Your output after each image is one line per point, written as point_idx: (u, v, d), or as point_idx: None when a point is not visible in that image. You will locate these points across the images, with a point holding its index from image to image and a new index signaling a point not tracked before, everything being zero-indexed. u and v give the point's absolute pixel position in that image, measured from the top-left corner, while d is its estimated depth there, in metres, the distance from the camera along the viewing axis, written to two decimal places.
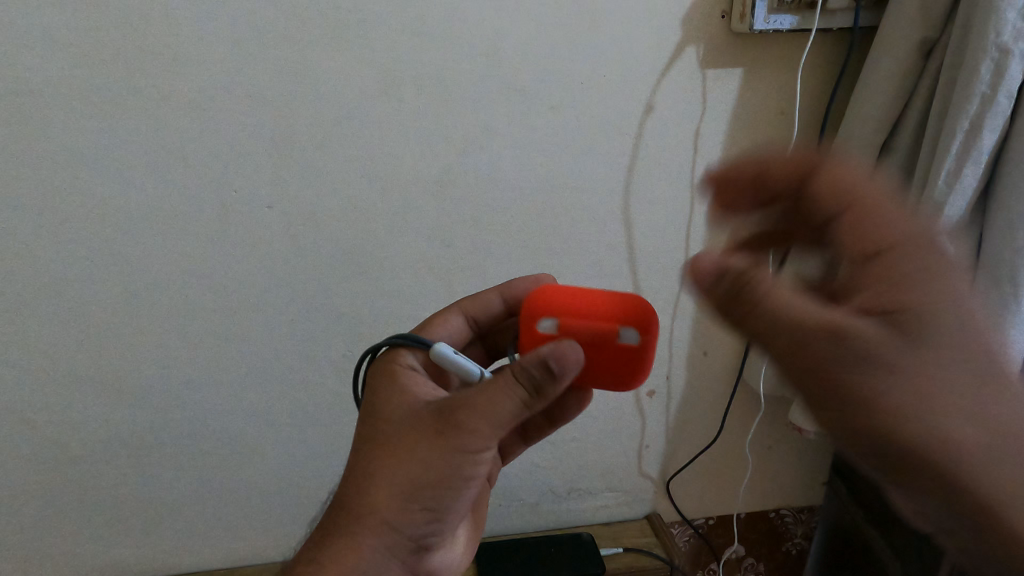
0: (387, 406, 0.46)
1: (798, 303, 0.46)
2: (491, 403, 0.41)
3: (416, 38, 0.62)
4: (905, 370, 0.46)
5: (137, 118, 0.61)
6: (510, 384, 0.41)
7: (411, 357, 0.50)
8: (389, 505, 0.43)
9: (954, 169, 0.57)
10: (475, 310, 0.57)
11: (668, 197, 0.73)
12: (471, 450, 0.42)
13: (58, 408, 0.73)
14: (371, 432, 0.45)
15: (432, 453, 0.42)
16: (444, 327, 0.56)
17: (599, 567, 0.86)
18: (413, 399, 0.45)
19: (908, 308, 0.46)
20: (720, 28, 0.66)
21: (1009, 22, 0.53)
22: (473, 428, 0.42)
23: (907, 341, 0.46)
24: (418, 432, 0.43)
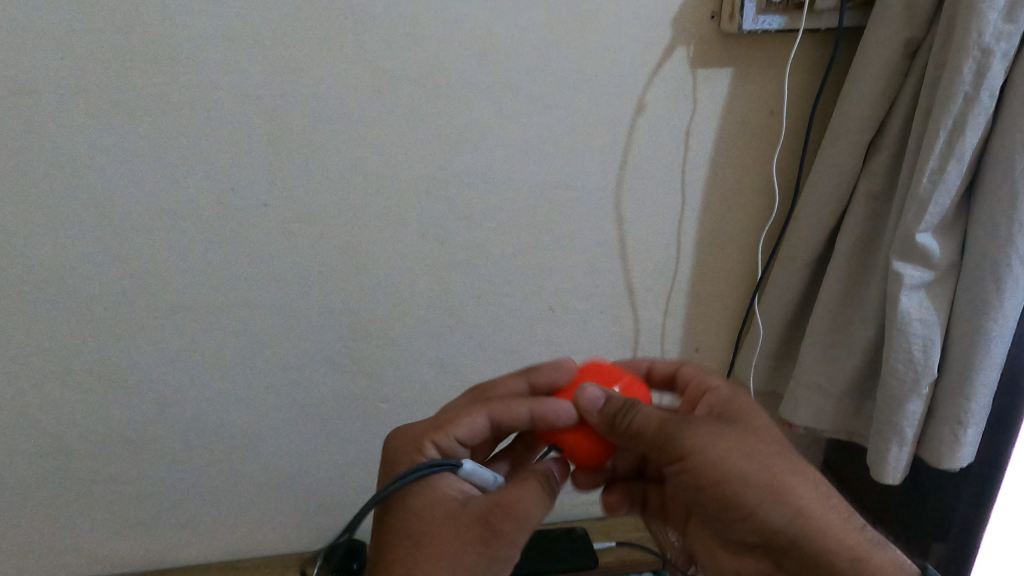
0: (427, 510, 0.49)
1: (652, 412, 0.50)
2: (522, 505, 0.49)
3: (410, 38, 0.63)
4: (766, 466, 0.49)
5: (134, 116, 0.62)
6: (538, 493, 0.50)
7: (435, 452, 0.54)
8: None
9: (938, 166, 0.58)
10: (498, 412, 0.55)
11: (659, 195, 0.74)
12: (504, 555, 0.48)
13: (59, 403, 0.74)
14: (410, 532, 0.48)
15: (474, 553, 0.47)
16: (469, 424, 0.56)
17: (591, 559, 0.87)
18: (449, 503, 0.49)
19: (746, 420, 0.52)
20: (709, 28, 0.66)
21: (990, 23, 0.54)
22: (514, 532, 0.48)
23: (758, 440, 0.50)
24: (461, 539, 0.47)
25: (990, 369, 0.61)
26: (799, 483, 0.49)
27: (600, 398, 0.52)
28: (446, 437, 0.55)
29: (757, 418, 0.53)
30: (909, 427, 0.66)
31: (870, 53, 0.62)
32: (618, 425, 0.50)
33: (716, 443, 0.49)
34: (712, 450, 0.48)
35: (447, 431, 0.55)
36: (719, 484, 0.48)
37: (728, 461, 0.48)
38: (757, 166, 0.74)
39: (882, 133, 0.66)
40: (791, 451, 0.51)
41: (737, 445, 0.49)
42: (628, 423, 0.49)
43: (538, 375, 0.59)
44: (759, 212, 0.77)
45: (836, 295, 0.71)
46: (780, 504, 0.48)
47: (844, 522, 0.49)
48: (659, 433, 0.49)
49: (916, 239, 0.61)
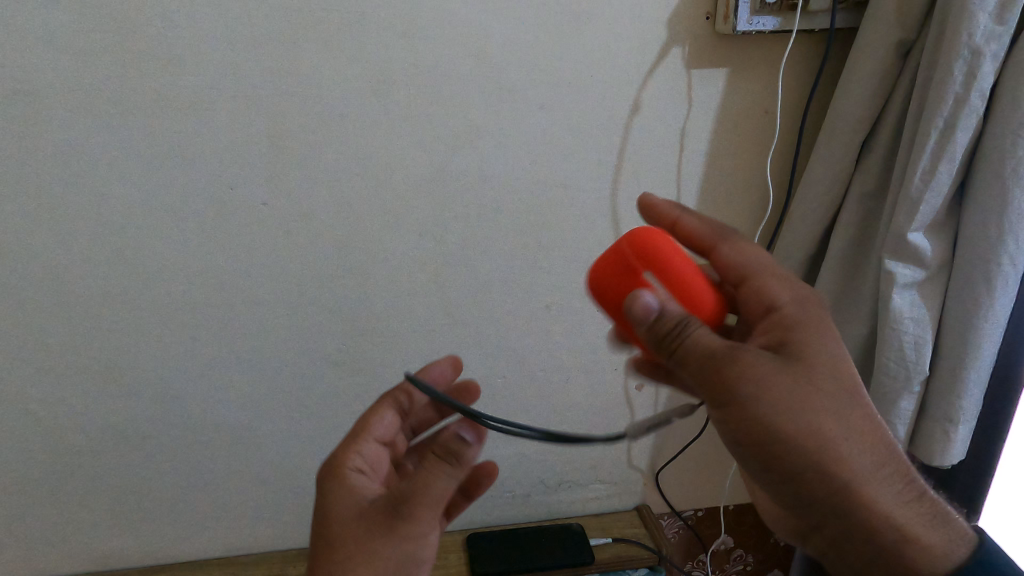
0: (334, 515, 0.46)
1: (709, 338, 0.42)
2: (421, 481, 0.44)
3: (407, 38, 0.63)
4: (822, 421, 0.42)
5: (133, 116, 0.62)
6: (436, 462, 0.44)
7: (357, 459, 0.50)
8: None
9: (929, 167, 0.59)
10: (400, 397, 0.56)
11: (654, 193, 0.75)
12: (419, 536, 0.44)
13: (62, 398, 0.75)
14: (323, 535, 0.46)
15: (389, 547, 0.44)
16: (379, 420, 0.54)
17: (588, 559, 0.88)
18: (357, 501, 0.47)
19: (814, 351, 0.44)
20: (704, 28, 0.67)
21: (981, 25, 0.54)
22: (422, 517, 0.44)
23: (820, 387, 0.42)
24: (366, 531, 0.44)
25: (980, 369, 0.62)
26: (853, 445, 0.42)
27: (655, 308, 0.42)
28: (362, 441, 0.52)
29: (828, 341, 0.44)
30: (901, 425, 0.67)
31: (864, 53, 0.63)
32: (666, 350, 0.43)
33: (771, 389, 0.42)
34: (761, 398, 0.41)
35: (360, 436, 0.52)
36: (762, 438, 0.42)
37: (780, 412, 0.42)
38: (752, 165, 0.75)
39: (875, 133, 0.66)
40: (857, 399, 0.43)
41: (793, 395, 0.42)
42: (678, 349, 0.42)
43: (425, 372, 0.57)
44: (754, 210, 0.77)
45: (830, 294, 0.71)
46: (825, 472, 0.42)
47: (892, 489, 0.44)
48: (712, 365, 0.42)
49: (908, 239, 0.61)
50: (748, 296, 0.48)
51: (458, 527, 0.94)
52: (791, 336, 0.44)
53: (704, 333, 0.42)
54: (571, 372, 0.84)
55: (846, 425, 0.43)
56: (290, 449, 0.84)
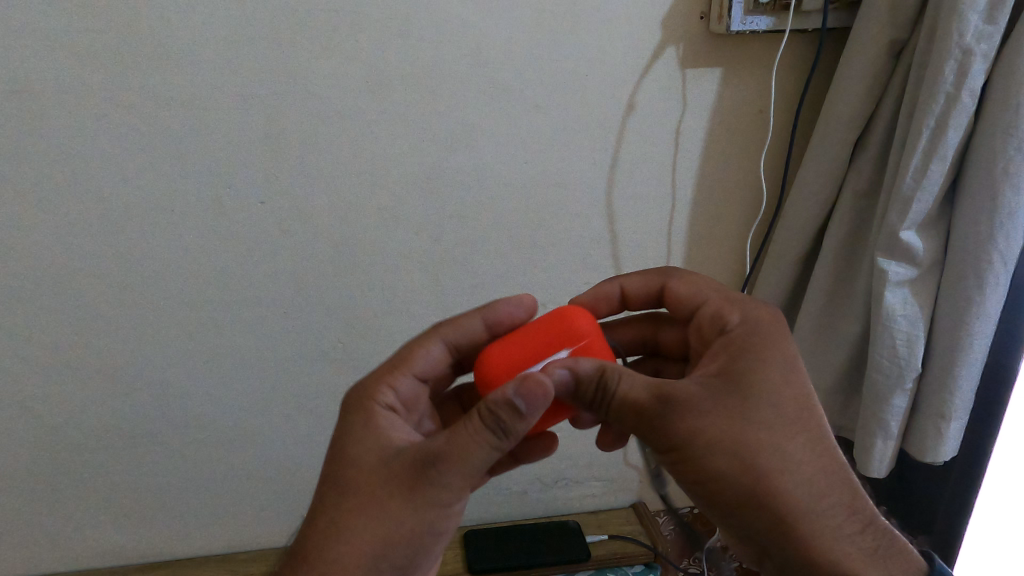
0: (357, 458, 0.47)
1: (637, 381, 0.45)
2: (457, 445, 0.44)
3: (404, 38, 0.64)
4: (756, 452, 0.43)
5: (132, 116, 0.63)
6: (481, 429, 0.44)
7: (390, 395, 0.54)
8: (359, 562, 0.44)
9: (921, 165, 0.59)
10: (451, 334, 0.57)
11: (650, 192, 0.75)
12: (442, 503, 0.44)
13: (62, 397, 0.76)
14: (342, 475, 0.47)
15: (409, 507, 0.44)
16: (425, 354, 0.57)
17: (584, 554, 0.88)
18: (385, 449, 0.48)
19: (752, 375, 0.45)
20: (699, 28, 0.67)
21: (972, 25, 0.54)
22: (447, 482, 0.44)
23: (754, 416, 0.44)
24: (387, 485, 0.45)
25: (973, 365, 0.63)
26: (793, 475, 0.43)
27: (569, 378, 0.45)
28: (401, 375, 0.56)
29: (765, 367, 0.46)
30: (894, 421, 0.67)
31: (856, 53, 0.63)
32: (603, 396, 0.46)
33: (704, 423, 0.43)
34: (693, 433, 0.43)
35: (402, 369, 0.56)
36: (700, 476, 0.44)
37: (711, 446, 0.43)
38: (746, 163, 0.75)
39: (868, 131, 0.67)
40: (799, 426, 0.44)
41: (721, 429, 0.43)
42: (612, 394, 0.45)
43: (493, 309, 0.57)
44: (748, 208, 0.78)
45: (823, 291, 0.72)
46: (764, 506, 0.43)
47: (842, 522, 0.43)
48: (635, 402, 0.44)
49: (900, 237, 0.62)
50: (703, 322, 0.53)
51: (455, 524, 0.94)
52: (729, 366, 0.46)
53: (634, 378, 0.45)
54: None
55: (784, 456, 0.43)
56: (289, 447, 0.84)
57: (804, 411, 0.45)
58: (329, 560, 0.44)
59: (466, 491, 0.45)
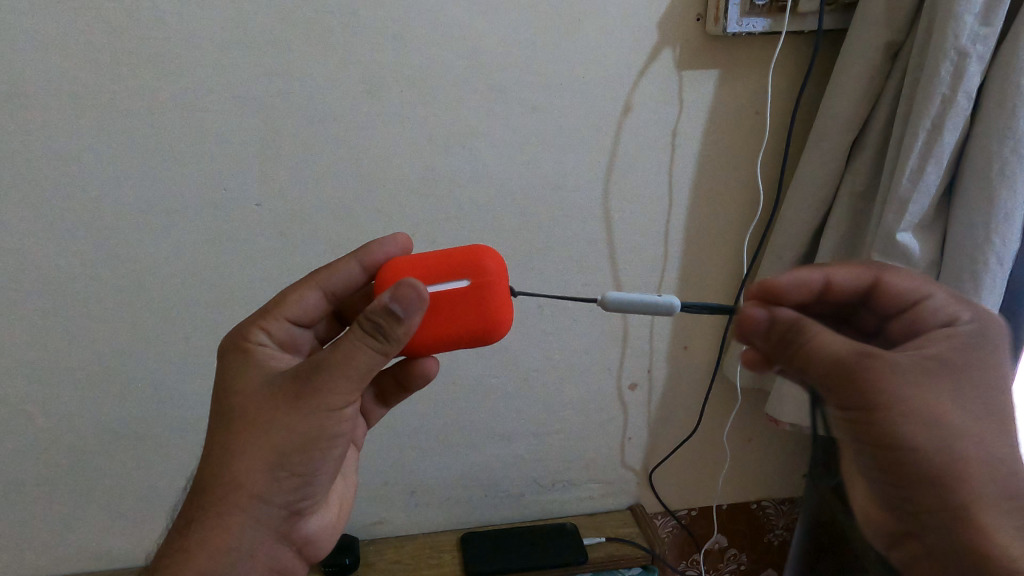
0: (242, 384, 0.50)
1: (838, 342, 0.42)
2: (338, 357, 0.46)
3: (400, 39, 0.64)
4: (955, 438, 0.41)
5: (128, 119, 0.63)
6: (360, 337, 0.45)
7: (263, 336, 0.54)
8: (255, 477, 0.47)
9: (917, 167, 0.59)
10: (327, 281, 0.57)
11: (647, 194, 0.75)
12: (330, 407, 0.47)
13: (58, 399, 0.75)
14: (225, 405, 0.49)
15: (296, 419, 0.47)
16: (300, 299, 0.57)
17: (581, 557, 0.88)
18: (265, 375, 0.50)
19: (975, 373, 0.43)
20: (695, 30, 0.67)
21: (967, 27, 0.54)
22: (332, 390, 0.47)
23: (958, 403, 0.41)
24: (271, 403, 0.48)
25: None
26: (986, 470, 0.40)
27: (766, 319, 0.45)
28: (273, 320, 0.56)
29: (980, 364, 0.43)
30: None
31: (853, 55, 0.63)
32: (793, 346, 0.43)
33: (914, 399, 0.40)
34: (897, 404, 0.40)
35: (277, 312, 0.56)
36: (883, 450, 0.41)
37: (912, 425, 0.40)
38: (743, 165, 0.75)
39: (865, 133, 0.67)
40: (1003, 428, 0.42)
41: (927, 408, 0.40)
42: (804, 347, 0.42)
43: (369, 251, 0.57)
44: (745, 210, 0.78)
45: None
46: (945, 492, 0.40)
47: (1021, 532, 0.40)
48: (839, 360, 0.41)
49: (897, 239, 0.62)
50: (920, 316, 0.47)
51: (453, 526, 0.94)
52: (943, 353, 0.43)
53: (836, 336, 0.42)
54: (566, 373, 0.84)
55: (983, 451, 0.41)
56: None
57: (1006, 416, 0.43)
58: (227, 482, 0.47)
59: (354, 395, 0.48)
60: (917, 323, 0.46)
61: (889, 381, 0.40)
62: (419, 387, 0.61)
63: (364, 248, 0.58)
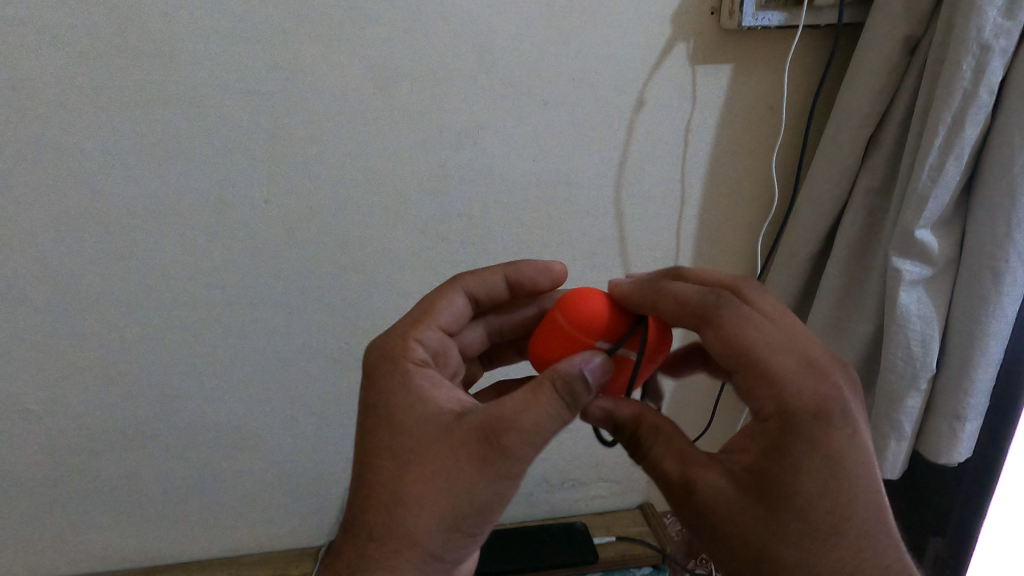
0: (412, 422, 0.45)
1: (664, 453, 0.45)
2: (536, 420, 0.41)
3: (411, 34, 0.63)
4: (787, 570, 0.41)
5: (132, 114, 0.62)
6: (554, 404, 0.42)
7: (420, 352, 0.51)
8: (432, 536, 0.42)
9: (937, 162, 0.58)
10: (474, 286, 0.57)
11: (658, 191, 0.75)
12: (514, 475, 0.42)
13: (61, 400, 0.74)
14: (392, 444, 0.44)
15: (478, 484, 0.42)
16: (449, 305, 0.56)
17: (591, 557, 0.88)
18: (436, 415, 0.45)
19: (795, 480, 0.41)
20: (709, 24, 0.66)
21: (989, 20, 0.53)
22: (517, 456, 0.42)
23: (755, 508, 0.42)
24: (450, 455, 0.42)
25: (988, 364, 0.62)
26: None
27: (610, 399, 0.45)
28: (426, 327, 0.54)
29: (797, 459, 0.41)
30: (907, 422, 0.67)
31: (870, 48, 0.62)
32: (639, 445, 0.46)
33: (726, 525, 0.43)
34: (714, 526, 0.43)
35: (429, 320, 0.54)
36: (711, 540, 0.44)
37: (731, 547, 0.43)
38: (756, 161, 0.74)
39: (881, 128, 0.66)
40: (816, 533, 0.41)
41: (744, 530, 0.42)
42: (649, 449, 0.46)
43: (517, 269, 0.58)
44: (758, 207, 0.77)
45: (834, 290, 0.71)
46: None
47: None
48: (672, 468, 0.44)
49: (915, 236, 0.61)
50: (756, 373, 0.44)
51: None
52: (764, 453, 0.42)
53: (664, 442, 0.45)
54: None
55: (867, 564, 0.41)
56: (296, 447, 0.85)
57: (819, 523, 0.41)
58: (401, 536, 0.42)
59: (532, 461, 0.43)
60: None
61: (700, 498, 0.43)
62: None
63: (521, 264, 0.58)
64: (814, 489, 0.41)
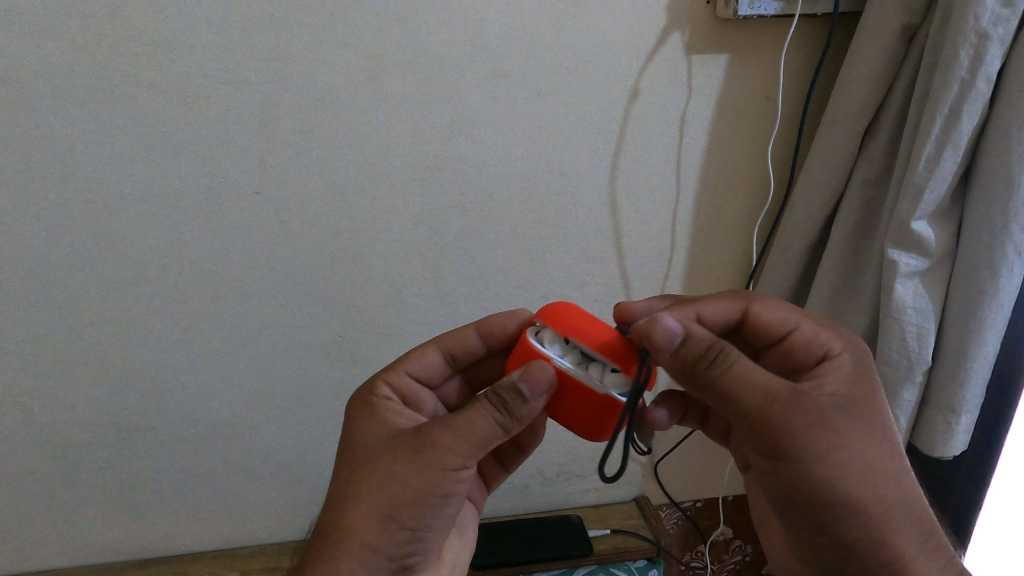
0: (365, 432, 0.50)
1: (756, 379, 0.43)
2: (464, 419, 0.45)
3: (403, 22, 0.62)
4: (868, 474, 0.45)
5: (120, 105, 0.61)
6: (486, 407, 0.45)
7: (388, 390, 0.55)
8: (369, 524, 0.45)
9: (934, 153, 0.57)
10: (446, 341, 0.59)
11: (653, 182, 0.74)
12: (445, 468, 0.45)
13: (52, 392, 0.74)
14: (348, 451, 0.50)
15: (412, 474, 0.45)
16: (421, 357, 0.58)
17: (587, 550, 0.87)
18: (387, 427, 0.50)
19: (870, 392, 0.47)
20: (705, 13, 0.65)
21: (988, 8, 0.53)
22: (449, 448, 0.45)
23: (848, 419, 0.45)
24: (390, 453, 0.47)
25: (985, 357, 0.61)
26: (899, 504, 0.46)
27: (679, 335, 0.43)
28: (397, 373, 0.56)
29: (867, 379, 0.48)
30: (903, 415, 0.66)
31: (867, 37, 0.62)
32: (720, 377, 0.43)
33: (819, 447, 0.43)
34: (816, 446, 0.43)
35: (398, 368, 0.57)
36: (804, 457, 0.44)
37: (833, 462, 0.44)
38: (752, 151, 0.74)
39: (879, 118, 0.65)
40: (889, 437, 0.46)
41: (838, 444, 0.44)
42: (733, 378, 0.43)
43: (486, 321, 0.57)
44: (754, 198, 0.77)
45: (831, 282, 0.71)
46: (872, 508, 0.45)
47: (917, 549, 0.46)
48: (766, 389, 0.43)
49: (912, 227, 0.60)
50: (791, 348, 0.52)
51: None
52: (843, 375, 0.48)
53: (749, 362, 0.43)
54: None
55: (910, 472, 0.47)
56: (290, 440, 0.84)
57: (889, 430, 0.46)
58: (341, 526, 0.46)
59: (470, 460, 0.46)
60: (788, 356, 0.53)
61: (797, 416, 0.43)
62: (536, 444, 0.62)
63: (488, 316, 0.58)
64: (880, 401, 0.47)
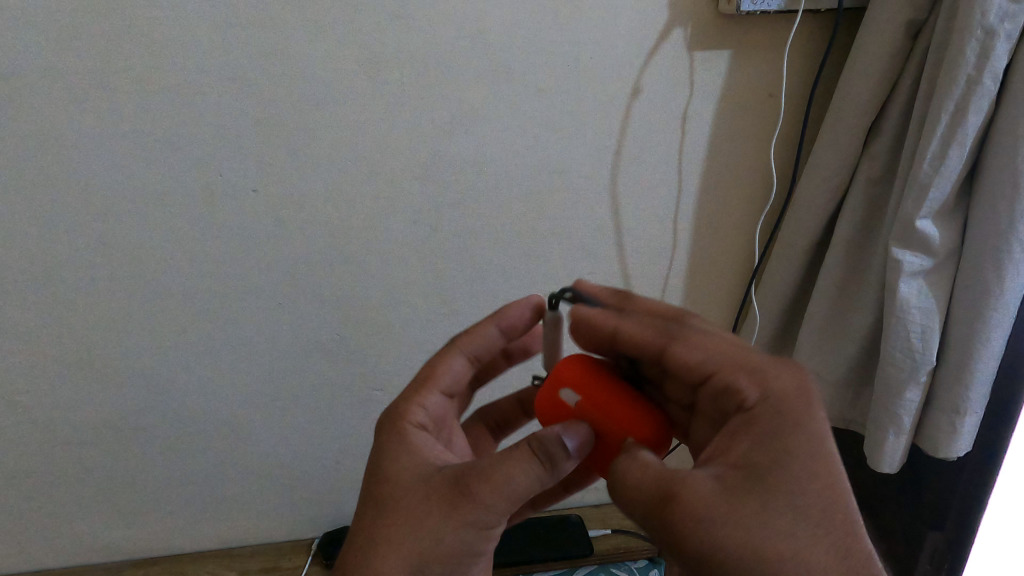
0: (394, 470, 0.47)
1: (636, 481, 0.41)
2: (508, 475, 0.43)
3: (401, 19, 0.61)
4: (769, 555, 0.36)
5: (114, 101, 0.60)
6: (529, 457, 0.44)
7: (421, 415, 0.52)
8: None
9: (939, 151, 0.57)
10: (471, 347, 0.57)
11: (655, 179, 0.73)
12: (481, 525, 0.43)
13: (47, 391, 0.73)
14: (374, 489, 0.46)
15: (446, 530, 0.43)
16: (449, 370, 0.56)
17: (586, 550, 0.87)
18: (418, 466, 0.47)
19: (773, 455, 0.40)
20: (708, 9, 0.65)
21: (995, 4, 0.52)
22: (488, 505, 0.43)
23: (737, 496, 0.38)
24: (423, 505, 0.44)
25: (990, 357, 0.60)
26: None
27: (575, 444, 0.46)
28: (428, 393, 0.54)
29: (782, 436, 0.40)
30: (907, 415, 0.65)
31: (872, 34, 0.61)
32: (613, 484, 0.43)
33: (698, 537, 0.38)
34: (696, 534, 0.38)
35: (429, 386, 0.55)
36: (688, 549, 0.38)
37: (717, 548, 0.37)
38: (755, 149, 0.73)
39: (883, 117, 0.64)
40: (802, 510, 0.38)
41: (727, 535, 0.37)
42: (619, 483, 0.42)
43: (506, 316, 0.58)
44: (756, 197, 0.76)
45: (834, 282, 0.70)
46: None
47: None
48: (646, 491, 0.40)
49: (916, 226, 0.59)
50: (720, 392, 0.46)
51: None
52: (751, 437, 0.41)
53: (640, 473, 0.41)
54: None
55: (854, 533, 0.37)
56: (288, 440, 0.84)
57: (804, 500, 0.38)
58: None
59: (506, 517, 0.44)
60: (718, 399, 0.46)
61: (685, 516, 0.38)
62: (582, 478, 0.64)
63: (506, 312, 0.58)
64: (795, 466, 0.39)
